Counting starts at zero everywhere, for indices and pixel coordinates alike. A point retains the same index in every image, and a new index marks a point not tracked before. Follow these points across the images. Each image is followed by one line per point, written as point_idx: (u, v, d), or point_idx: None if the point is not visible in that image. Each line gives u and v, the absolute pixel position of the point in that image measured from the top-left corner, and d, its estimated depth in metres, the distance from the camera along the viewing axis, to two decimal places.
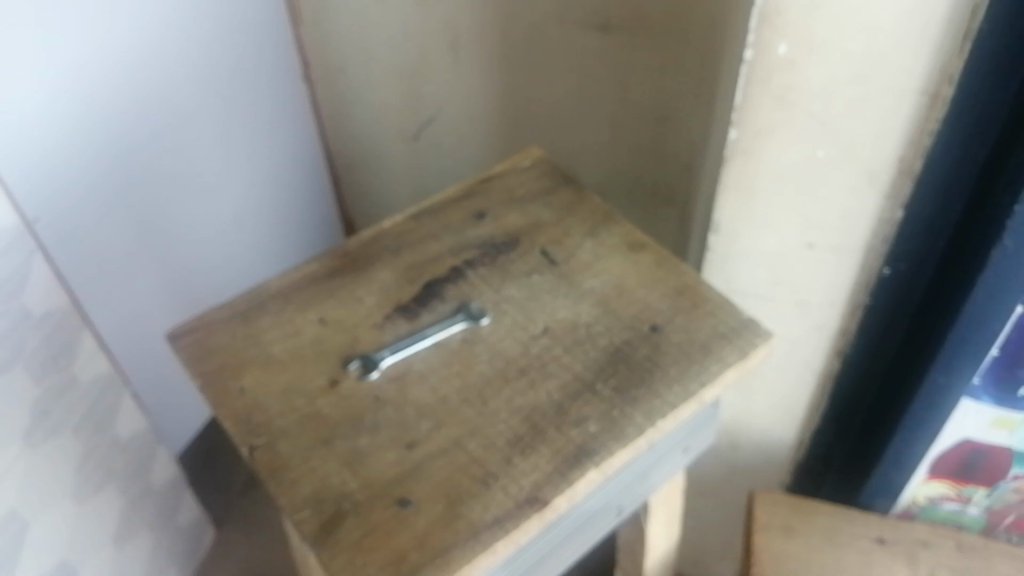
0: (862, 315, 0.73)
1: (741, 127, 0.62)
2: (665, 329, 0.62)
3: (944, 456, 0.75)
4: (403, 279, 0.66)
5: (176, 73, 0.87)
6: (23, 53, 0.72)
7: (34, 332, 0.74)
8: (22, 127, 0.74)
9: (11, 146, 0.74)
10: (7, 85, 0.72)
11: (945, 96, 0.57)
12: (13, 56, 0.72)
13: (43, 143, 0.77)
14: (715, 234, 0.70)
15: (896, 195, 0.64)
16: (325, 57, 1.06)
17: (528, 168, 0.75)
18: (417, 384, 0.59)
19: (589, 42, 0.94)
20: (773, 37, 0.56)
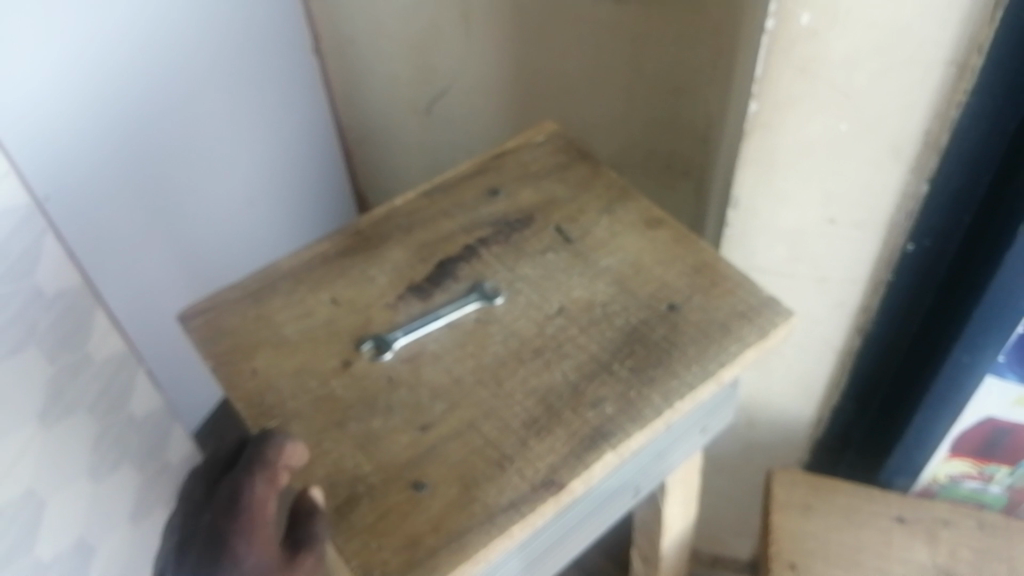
0: (884, 292, 0.71)
1: (761, 99, 0.60)
2: (682, 308, 0.61)
3: (966, 435, 0.74)
4: (416, 258, 0.65)
5: (185, 50, 0.86)
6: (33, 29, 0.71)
7: (47, 312, 0.74)
8: (35, 106, 0.73)
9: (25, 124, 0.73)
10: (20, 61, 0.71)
11: (974, 65, 0.55)
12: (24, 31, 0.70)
13: (57, 121, 0.76)
14: (735, 210, 0.68)
15: (921, 169, 0.62)
16: (336, 30, 1.05)
17: (542, 143, 0.74)
18: (430, 365, 0.58)
19: (603, 13, 0.92)
20: (795, 6, 0.54)
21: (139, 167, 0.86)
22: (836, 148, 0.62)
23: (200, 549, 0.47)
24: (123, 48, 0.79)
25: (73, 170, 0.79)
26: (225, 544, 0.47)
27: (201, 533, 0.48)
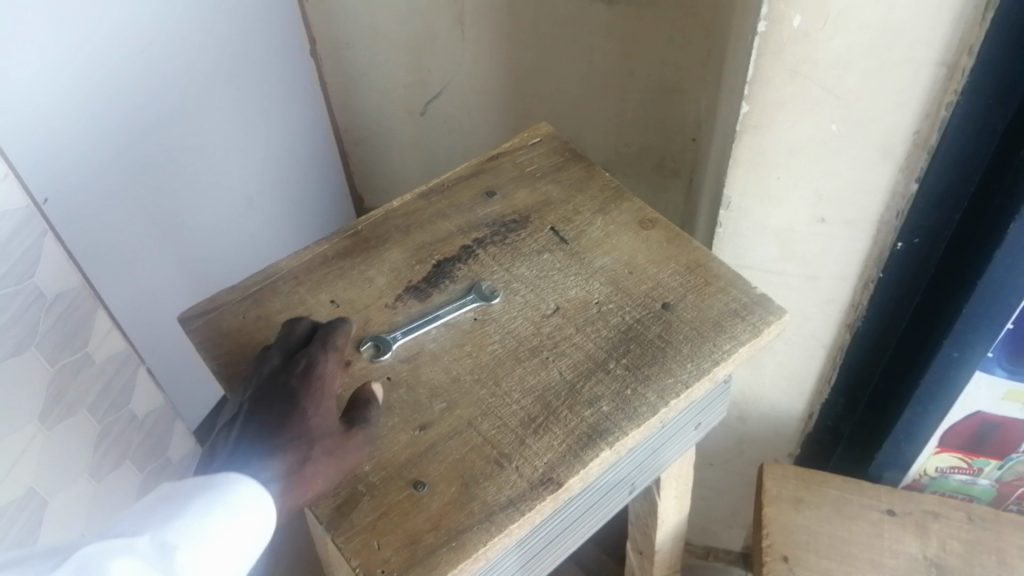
0: (874, 289, 0.72)
1: (753, 101, 0.61)
2: (677, 306, 0.62)
3: (955, 429, 0.75)
4: (414, 259, 0.66)
5: (181, 53, 0.86)
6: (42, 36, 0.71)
7: (47, 313, 0.74)
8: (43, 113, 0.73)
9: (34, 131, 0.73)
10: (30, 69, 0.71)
11: (964, 67, 0.56)
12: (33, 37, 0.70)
13: (64, 127, 0.76)
14: (727, 209, 0.69)
15: (910, 168, 0.63)
16: (331, 33, 1.06)
17: (537, 145, 0.75)
18: (429, 364, 0.59)
19: (596, 14, 0.93)
20: (787, 9, 0.55)
21: (138, 172, 0.86)
22: (827, 147, 0.63)
23: (273, 404, 0.51)
24: (122, 53, 0.79)
25: (77, 179, 0.79)
26: (300, 400, 0.51)
27: (273, 391, 0.52)
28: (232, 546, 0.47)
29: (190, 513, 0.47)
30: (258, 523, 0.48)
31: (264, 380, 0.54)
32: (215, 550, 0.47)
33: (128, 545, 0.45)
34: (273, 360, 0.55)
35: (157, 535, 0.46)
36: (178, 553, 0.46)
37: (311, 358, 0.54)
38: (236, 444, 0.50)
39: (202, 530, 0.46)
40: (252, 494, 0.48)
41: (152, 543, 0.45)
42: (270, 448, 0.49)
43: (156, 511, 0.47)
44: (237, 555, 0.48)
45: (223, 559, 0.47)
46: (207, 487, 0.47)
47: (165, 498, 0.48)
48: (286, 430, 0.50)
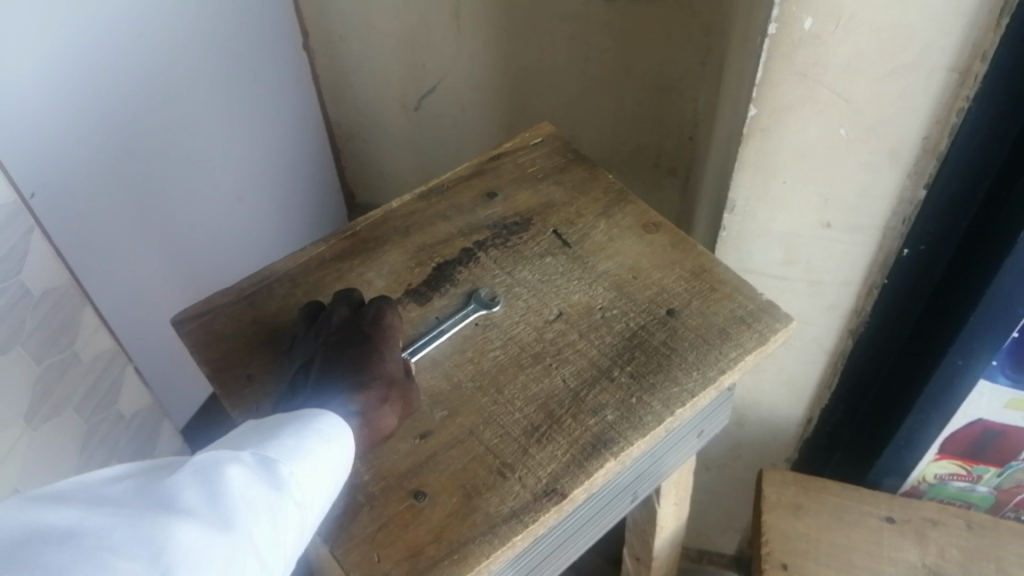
0: (878, 294, 0.71)
1: (761, 104, 0.60)
2: (682, 313, 0.61)
3: (956, 436, 0.75)
4: (413, 261, 0.65)
5: (169, 46, 0.84)
6: (30, 29, 0.69)
7: (34, 311, 0.73)
8: (28, 108, 0.71)
9: (19, 126, 0.71)
10: (16, 63, 0.68)
11: (978, 71, 0.55)
12: (21, 31, 0.68)
13: (49, 121, 0.74)
14: (731, 213, 0.68)
15: (918, 174, 0.62)
16: (325, 26, 1.03)
17: (538, 146, 0.74)
18: (429, 370, 0.58)
19: (594, 10, 0.92)
20: (799, 11, 0.54)
21: (127, 169, 0.84)
22: (834, 152, 0.62)
23: (348, 349, 0.53)
24: (109, 44, 0.77)
25: (61, 174, 0.77)
26: (377, 347, 0.53)
27: (347, 337, 0.54)
28: (329, 469, 0.46)
29: (289, 433, 0.46)
30: (346, 452, 0.47)
31: (339, 330, 0.55)
32: (315, 470, 0.45)
33: (232, 455, 0.43)
34: (338, 310, 0.57)
35: (259, 450, 0.44)
36: (279, 468, 0.44)
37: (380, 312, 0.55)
38: (320, 383, 0.51)
39: (301, 449, 0.45)
40: (337, 425, 0.47)
41: (255, 457, 0.44)
42: (354, 383, 0.51)
43: (255, 434, 0.46)
44: (333, 479, 0.46)
45: (322, 482, 0.45)
46: (302, 417, 0.47)
47: (263, 425, 0.47)
48: (367, 371, 0.52)
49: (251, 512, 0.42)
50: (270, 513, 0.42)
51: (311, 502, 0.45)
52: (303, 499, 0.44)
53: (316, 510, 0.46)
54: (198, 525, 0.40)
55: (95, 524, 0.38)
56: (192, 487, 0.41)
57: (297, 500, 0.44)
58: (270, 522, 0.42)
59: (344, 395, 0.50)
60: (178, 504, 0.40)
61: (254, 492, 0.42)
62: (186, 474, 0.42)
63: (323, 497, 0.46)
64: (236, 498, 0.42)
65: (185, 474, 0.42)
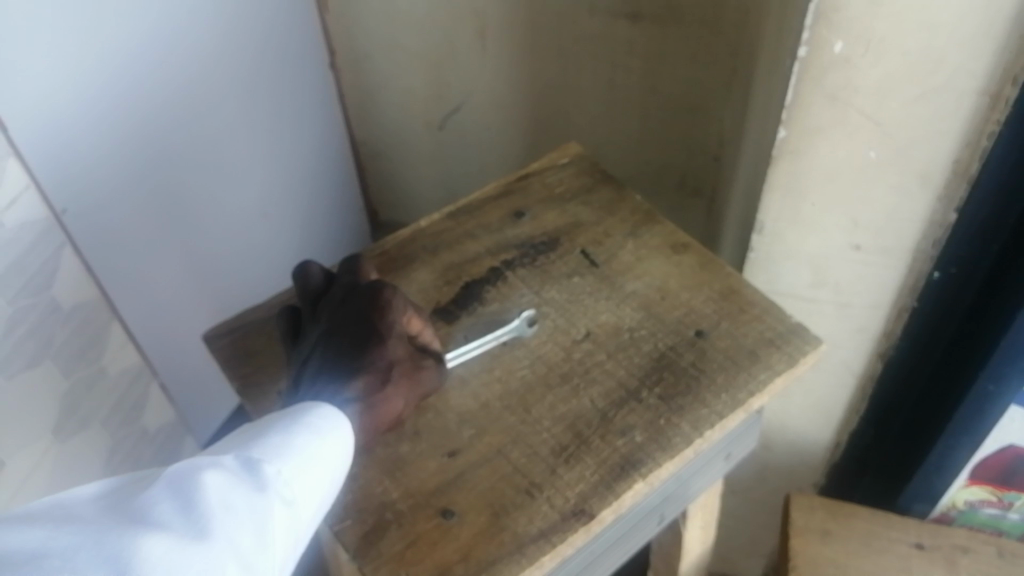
0: (907, 317, 0.71)
1: (790, 126, 0.60)
2: (711, 334, 0.60)
3: (986, 462, 0.74)
4: (442, 280, 0.65)
5: (200, 66, 0.84)
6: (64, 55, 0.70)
7: (63, 325, 0.75)
8: (60, 134, 0.73)
9: (52, 148, 0.73)
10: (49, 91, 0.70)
11: (1008, 95, 0.55)
12: (56, 56, 0.70)
13: (78, 144, 0.75)
14: (760, 234, 0.68)
15: (949, 199, 0.62)
16: (352, 47, 1.05)
17: (566, 166, 0.74)
18: (457, 390, 0.58)
19: (619, 31, 0.93)
20: (829, 34, 0.55)
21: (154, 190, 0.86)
22: (863, 175, 0.62)
23: (346, 330, 0.52)
24: (142, 65, 0.78)
25: (89, 190, 0.78)
26: (375, 331, 0.52)
27: (345, 316, 0.53)
28: (318, 465, 0.46)
29: (275, 434, 0.46)
30: (342, 447, 0.47)
31: (338, 312, 0.54)
32: (304, 468, 0.45)
33: (213, 461, 0.43)
34: (339, 291, 0.56)
35: (242, 454, 0.44)
36: (264, 468, 0.44)
37: (380, 289, 0.54)
38: (318, 374, 0.51)
39: (287, 448, 0.45)
40: (335, 417, 0.48)
41: (237, 461, 0.44)
42: (350, 372, 0.51)
43: (239, 440, 0.46)
44: (324, 475, 0.46)
45: (312, 481, 0.45)
46: (292, 414, 0.48)
47: (249, 432, 0.47)
48: (365, 355, 0.51)
49: (235, 516, 0.41)
50: (257, 515, 0.42)
51: (301, 501, 0.44)
52: (290, 499, 0.44)
53: (307, 511, 0.45)
54: (172, 536, 0.39)
55: (62, 544, 0.37)
56: (166, 500, 0.40)
57: (284, 498, 0.44)
58: (257, 524, 0.41)
59: (341, 385, 0.50)
60: (152, 517, 0.39)
61: (237, 494, 0.42)
62: (160, 488, 0.41)
63: (314, 496, 0.45)
64: (215, 501, 0.41)
65: (160, 486, 0.41)
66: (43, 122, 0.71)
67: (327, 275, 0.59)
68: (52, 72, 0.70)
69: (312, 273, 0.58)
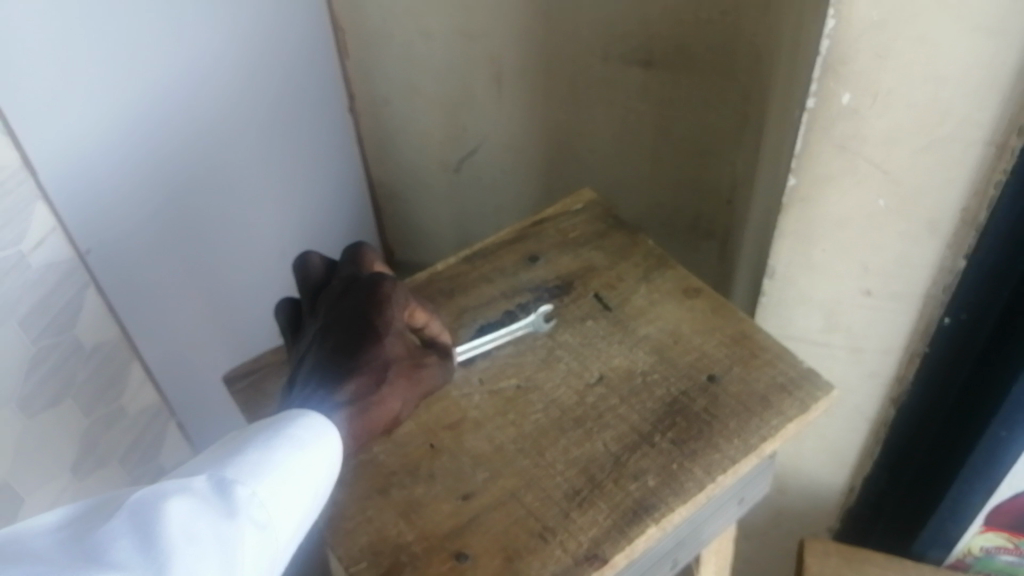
0: (919, 362, 0.71)
1: (800, 174, 0.61)
2: (722, 379, 0.61)
3: (1000, 508, 0.74)
4: (457, 323, 0.66)
5: (225, 113, 0.86)
6: (101, 104, 0.71)
7: (84, 364, 0.77)
8: (93, 180, 0.74)
9: (82, 195, 0.73)
10: (79, 137, 0.71)
11: (1014, 145, 0.56)
12: (92, 105, 0.71)
13: (104, 186, 0.75)
14: (771, 279, 0.69)
15: (958, 246, 0.63)
16: (370, 92, 1.07)
17: (580, 212, 0.76)
18: (472, 433, 0.59)
19: (633, 77, 0.95)
20: (837, 86, 0.56)
21: (178, 240, 0.85)
22: (872, 222, 0.63)
23: (343, 324, 0.55)
24: (167, 111, 0.79)
25: (118, 235, 0.78)
26: (372, 326, 0.54)
27: (343, 306, 0.56)
28: (292, 486, 0.46)
29: (251, 453, 0.47)
30: (324, 459, 0.49)
31: (337, 305, 0.56)
32: (278, 490, 0.46)
33: (181, 486, 0.43)
34: (340, 284, 0.59)
35: (213, 476, 0.45)
36: (235, 491, 0.44)
37: (381, 284, 0.56)
38: (312, 368, 0.53)
39: (262, 468, 0.46)
40: (318, 426, 0.49)
41: (207, 484, 0.44)
42: (343, 367, 0.53)
43: (215, 459, 0.47)
44: (301, 495, 0.47)
45: (285, 502, 0.46)
46: (271, 430, 0.48)
47: (225, 451, 0.47)
48: (360, 351, 0.53)
49: (199, 544, 0.41)
50: (224, 541, 0.42)
51: (275, 523, 0.45)
52: (260, 522, 0.44)
53: (281, 532, 0.45)
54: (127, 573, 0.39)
55: None
56: (126, 533, 0.41)
57: (255, 522, 0.44)
58: (224, 551, 0.42)
59: (333, 380, 0.52)
60: (110, 552, 0.40)
61: (203, 521, 0.42)
62: (122, 519, 0.41)
63: (288, 516, 0.46)
64: (178, 531, 0.41)
65: (123, 516, 0.41)
66: (76, 169, 0.72)
67: (328, 268, 0.62)
68: (85, 120, 0.71)
69: (312, 265, 0.61)
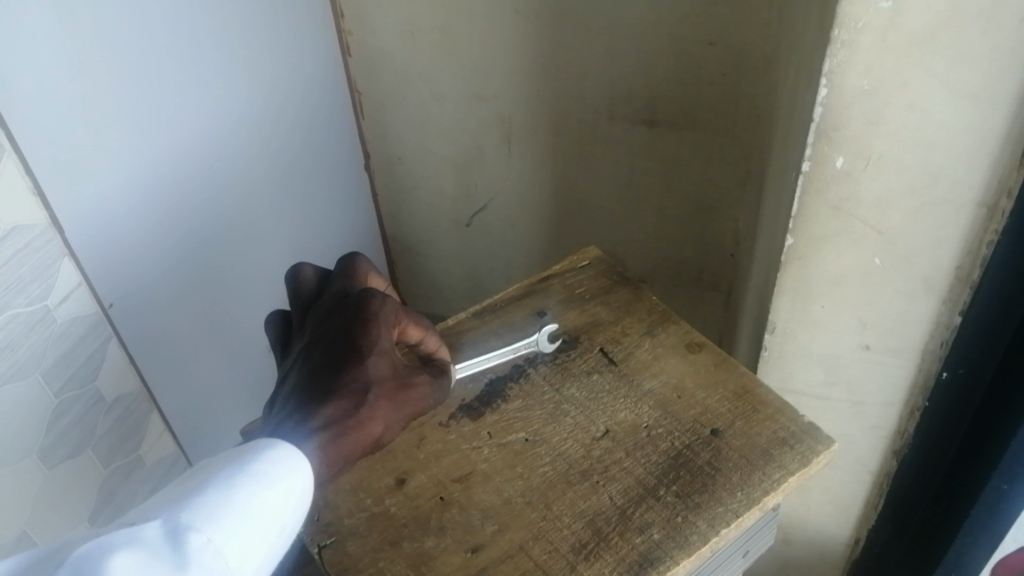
0: (920, 416, 0.73)
1: (797, 234, 0.64)
2: (726, 433, 0.63)
3: (1007, 561, 0.74)
4: (467, 377, 0.69)
5: (240, 170, 0.90)
6: (120, 164, 0.74)
7: (105, 416, 0.78)
8: (114, 239, 0.75)
9: (106, 252, 0.75)
10: (99, 199, 0.72)
11: (1004, 207, 0.58)
12: (113, 166, 0.73)
13: (127, 244, 0.77)
14: (772, 334, 0.71)
15: (952, 302, 0.64)
16: (386, 150, 1.13)
17: (585, 268, 0.79)
18: (481, 486, 0.61)
19: (638, 135, 0.98)
20: (830, 150, 0.58)
21: (194, 294, 0.87)
22: (869, 280, 0.65)
23: (333, 337, 0.56)
24: (186, 170, 0.82)
25: (139, 291, 0.80)
26: (362, 340, 0.55)
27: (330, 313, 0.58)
28: (253, 530, 0.45)
29: (211, 495, 0.45)
30: (291, 498, 0.48)
31: (329, 318, 0.58)
32: (238, 534, 0.45)
33: (132, 536, 0.42)
34: (330, 300, 0.61)
35: (167, 523, 0.43)
36: (189, 540, 0.43)
37: (372, 299, 0.57)
38: (300, 380, 0.54)
39: (221, 513, 0.45)
40: (287, 463, 0.48)
41: (159, 532, 0.43)
42: (331, 381, 0.53)
43: (173, 500, 0.45)
44: (263, 538, 0.46)
45: (246, 545, 0.45)
46: (237, 466, 0.47)
47: (187, 488, 0.46)
48: (349, 365, 0.54)
49: None
50: None
51: (233, 569, 0.44)
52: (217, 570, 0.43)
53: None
54: None
55: None
56: None
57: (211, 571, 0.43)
58: None
59: (319, 393, 0.53)
60: None
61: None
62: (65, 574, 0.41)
63: (250, 560, 0.45)
64: None
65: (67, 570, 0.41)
66: (100, 226, 0.73)
67: (319, 284, 0.65)
68: (106, 179, 0.73)
69: (303, 279, 0.64)
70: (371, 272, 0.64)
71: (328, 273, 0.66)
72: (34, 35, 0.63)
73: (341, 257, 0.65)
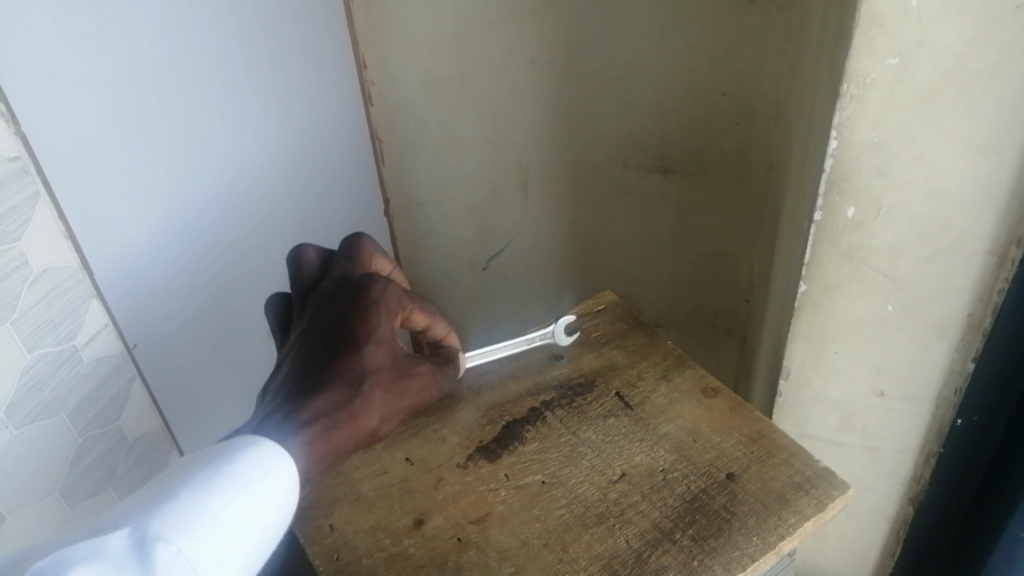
0: (935, 463, 0.73)
1: (810, 281, 0.65)
2: (741, 477, 0.63)
3: None
4: (484, 419, 0.70)
5: (262, 216, 0.92)
6: (149, 210, 0.76)
7: (127, 454, 0.80)
8: (142, 283, 0.77)
9: (134, 295, 0.77)
10: (128, 243, 0.74)
11: (1015, 256, 0.59)
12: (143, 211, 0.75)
13: (155, 288, 0.79)
14: (787, 380, 0.72)
15: (964, 349, 0.65)
16: (406, 195, 1.16)
17: (601, 313, 0.81)
18: (499, 528, 0.61)
19: (652, 182, 0.99)
20: (841, 201, 0.60)
21: (217, 336, 0.89)
22: (882, 328, 0.66)
23: (333, 322, 0.59)
24: (212, 215, 0.84)
25: (165, 334, 0.81)
26: (361, 327, 0.58)
27: (335, 292, 0.62)
28: (223, 538, 0.47)
29: (182, 504, 0.47)
30: (264, 503, 0.50)
31: (330, 302, 0.61)
32: (208, 543, 0.46)
33: (98, 548, 0.44)
34: (332, 284, 0.64)
35: (136, 534, 0.45)
36: (156, 550, 0.44)
37: (372, 286, 0.60)
38: (299, 363, 0.57)
39: (191, 522, 0.46)
40: (263, 469, 0.50)
41: (126, 544, 0.44)
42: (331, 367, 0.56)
43: (144, 508, 0.47)
44: (235, 545, 0.48)
45: (217, 552, 0.47)
46: (210, 473, 0.49)
47: (160, 494, 0.48)
48: (348, 351, 0.57)
49: None
50: None
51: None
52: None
53: None
54: None
55: None
56: None
57: None
58: None
59: (318, 378, 0.56)
60: None
61: None
62: None
63: (222, 567, 0.47)
64: None
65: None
66: (129, 269, 0.75)
67: (322, 267, 0.68)
68: (137, 224, 0.75)
69: (306, 261, 0.67)
70: (375, 255, 0.67)
71: (331, 255, 0.69)
72: (74, 86, 0.65)
73: (346, 240, 0.67)
